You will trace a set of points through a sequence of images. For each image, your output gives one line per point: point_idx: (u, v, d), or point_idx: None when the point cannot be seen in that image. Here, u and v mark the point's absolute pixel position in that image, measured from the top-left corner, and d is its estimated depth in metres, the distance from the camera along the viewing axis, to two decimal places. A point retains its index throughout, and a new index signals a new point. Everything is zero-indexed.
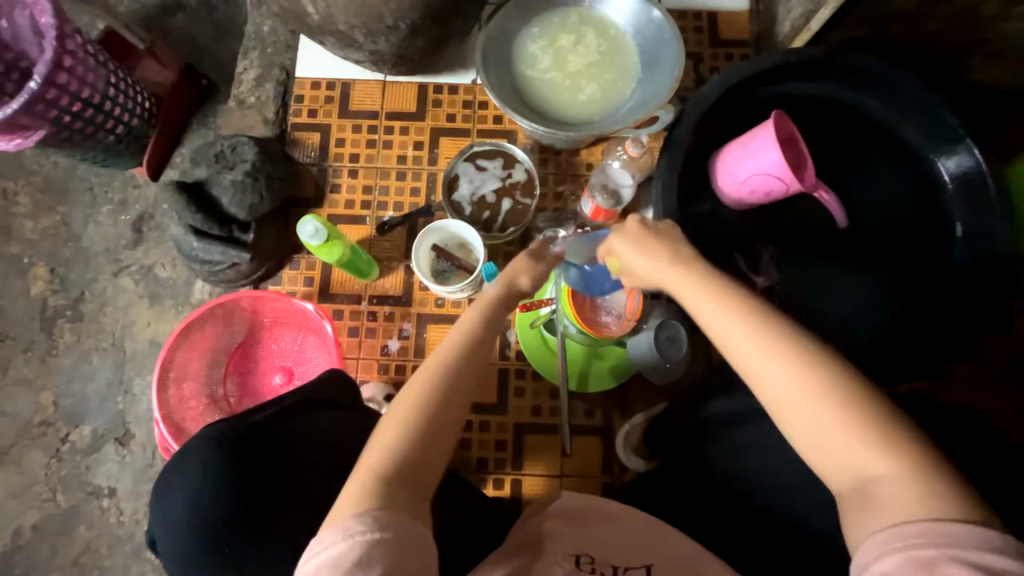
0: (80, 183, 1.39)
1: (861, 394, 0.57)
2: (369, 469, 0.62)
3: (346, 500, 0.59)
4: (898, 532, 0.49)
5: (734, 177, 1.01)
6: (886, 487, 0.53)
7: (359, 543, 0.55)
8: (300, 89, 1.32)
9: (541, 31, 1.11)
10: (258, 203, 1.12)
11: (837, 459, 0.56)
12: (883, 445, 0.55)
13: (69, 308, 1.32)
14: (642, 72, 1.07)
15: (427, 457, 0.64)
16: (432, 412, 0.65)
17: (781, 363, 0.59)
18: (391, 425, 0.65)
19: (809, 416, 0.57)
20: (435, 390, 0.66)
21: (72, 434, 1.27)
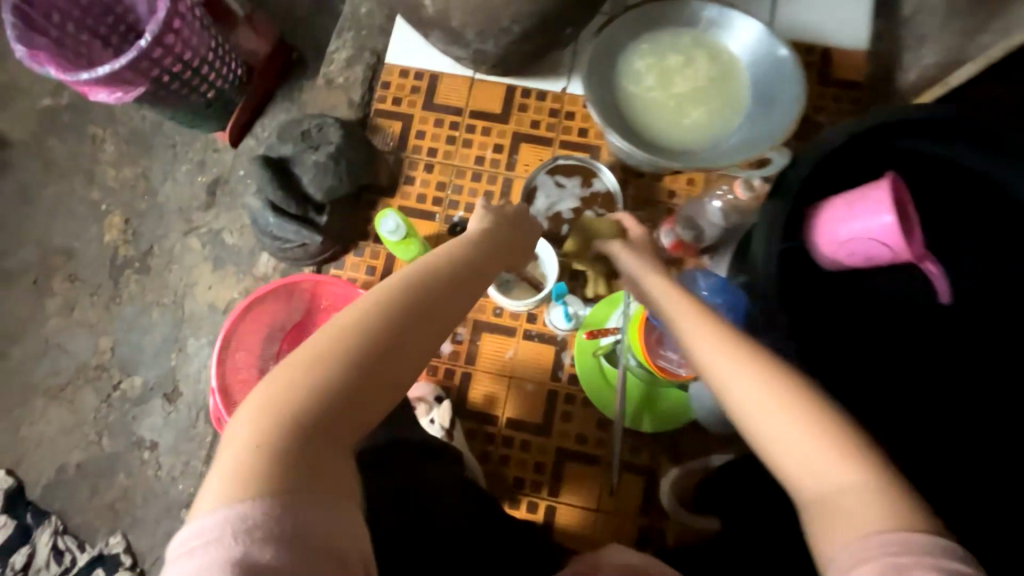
0: (164, 139, 1.41)
1: (807, 387, 0.58)
2: (258, 426, 0.53)
3: (233, 464, 0.50)
4: (868, 543, 0.48)
5: (833, 236, 0.92)
6: (850, 496, 0.52)
7: (241, 514, 0.46)
8: (388, 75, 1.31)
9: (651, 47, 1.06)
10: (336, 186, 1.12)
11: (798, 462, 0.55)
12: (845, 451, 0.54)
13: (137, 260, 1.35)
14: (753, 106, 1.00)
15: (351, 405, 0.56)
16: (353, 356, 0.57)
17: (745, 363, 0.60)
18: (294, 372, 0.55)
19: (782, 424, 0.56)
20: (364, 332, 0.58)
21: (124, 382, 1.30)
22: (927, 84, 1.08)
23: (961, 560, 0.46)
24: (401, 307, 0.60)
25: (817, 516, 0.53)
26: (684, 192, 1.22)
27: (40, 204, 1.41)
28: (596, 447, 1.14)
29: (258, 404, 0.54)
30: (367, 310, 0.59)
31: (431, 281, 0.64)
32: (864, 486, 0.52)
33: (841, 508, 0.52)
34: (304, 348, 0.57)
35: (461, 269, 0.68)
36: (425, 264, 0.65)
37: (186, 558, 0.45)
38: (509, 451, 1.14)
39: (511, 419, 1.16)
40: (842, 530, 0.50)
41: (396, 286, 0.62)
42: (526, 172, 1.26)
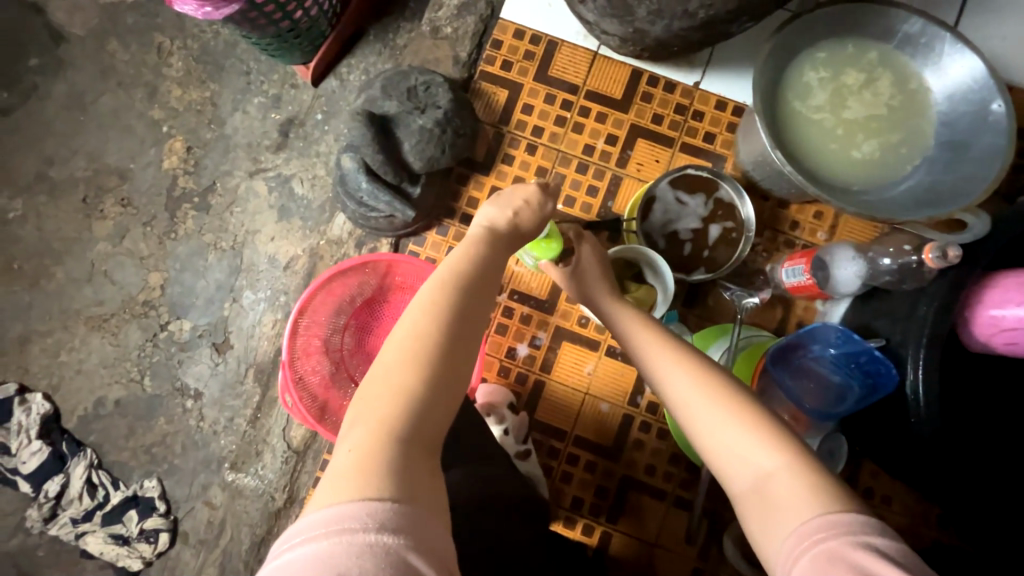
0: (237, 64, 1.27)
1: (723, 379, 0.62)
2: (367, 420, 0.53)
3: (342, 480, 0.48)
4: (802, 531, 0.49)
5: (996, 322, 0.80)
6: (781, 484, 0.53)
7: (358, 541, 0.42)
8: (501, 34, 1.15)
9: (828, 58, 0.91)
10: (437, 157, 0.99)
11: (735, 464, 0.56)
12: (777, 444, 0.55)
13: (197, 195, 1.25)
14: (938, 149, 0.87)
15: (428, 414, 0.54)
16: (426, 360, 0.56)
17: (680, 369, 0.64)
18: (377, 375, 0.56)
19: (711, 415, 0.59)
20: (428, 334, 0.57)
21: (172, 324, 1.22)
22: None
23: (888, 540, 0.46)
24: (456, 306, 0.60)
25: (754, 513, 0.53)
26: (809, 226, 1.09)
27: (96, 114, 1.28)
28: (665, 482, 1.07)
29: (358, 404, 0.55)
30: (427, 313, 0.59)
31: (473, 285, 0.63)
32: (799, 475, 0.53)
33: (773, 498, 0.52)
34: (383, 350, 0.58)
35: (493, 275, 0.67)
36: (468, 269, 0.64)
37: (304, 548, 0.43)
38: (572, 469, 1.08)
39: (579, 437, 1.09)
40: (777, 524, 0.51)
41: (454, 292, 0.61)
42: (638, 172, 1.13)
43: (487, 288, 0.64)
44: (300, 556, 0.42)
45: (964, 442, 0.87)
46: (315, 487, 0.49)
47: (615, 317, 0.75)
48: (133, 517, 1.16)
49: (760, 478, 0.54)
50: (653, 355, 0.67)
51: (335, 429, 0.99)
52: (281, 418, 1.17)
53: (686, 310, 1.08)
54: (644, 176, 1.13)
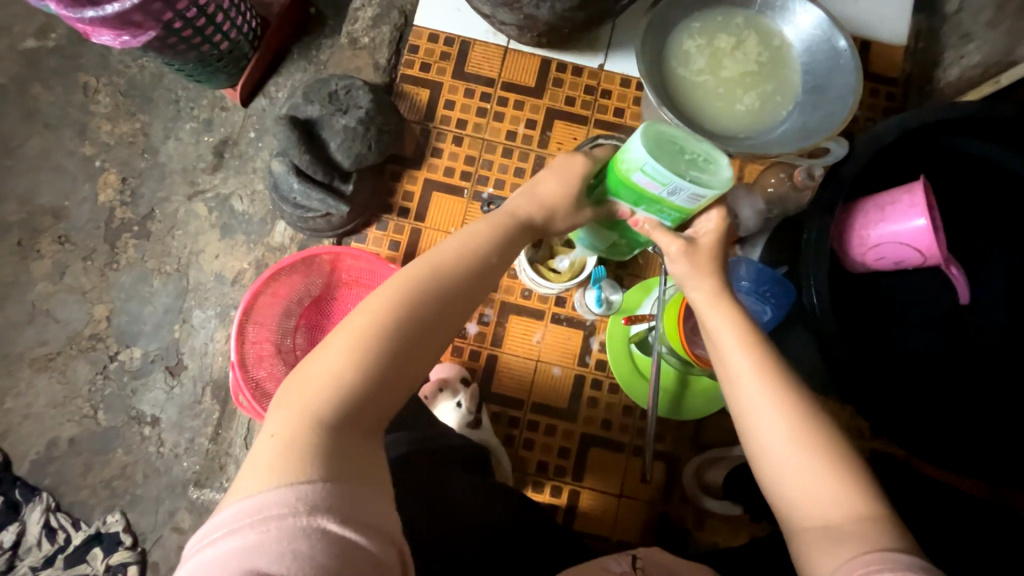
0: (165, 94, 1.31)
1: (818, 419, 0.61)
2: (288, 406, 0.55)
3: (268, 467, 0.49)
4: (859, 558, 0.50)
5: (863, 243, 0.92)
6: (851, 522, 0.55)
7: (274, 530, 0.44)
8: (416, 39, 1.23)
9: (702, 27, 1.02)
10: (365, 153, 1.05)
11: (800, 490, 0.58)
12: (847, 484, 0.57)
13: (136, 224, 1.26)
14: (805, 94, 0.98)
15: (374, 403, 0.58)
16: (371, 349, 0.58)
17: (761, 382, 0.63)
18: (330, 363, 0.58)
19: (788, 448, 0.60)
20: (384, 320, 0.60)
21: (121, 353, 1.22)
22: (979, 84, 1.05)
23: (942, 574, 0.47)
24: (427, 298, 0.63)
25: (806, 538, 0.56)
26: None
27: (24, 157, 1.29)
28: (623, 433, 1.13)
29: (290, 387, 0.57)
30: (388, 306, 0.61)
31: (435, 290, 0.64)
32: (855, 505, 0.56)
33: (838, 530, 0.54)
34: (343, 327, 0.60)
35: (475, 273, 0.68)
36: (454, 256, 0.68)
37: (228, 540, 0.44)
38: (533, 435, 1.13)
39: (537, 403, 1.13)
40: (840, 547, 0.53)
41: (420, 284, 0.64)
42: (559, 150, 1.22)
43: (484, 272, 0.69)
44: (220, 551, 0.44)
45: (864, 351, 0.96)
46: (236, 479, 0.50)
47: (709, 316, 0.70)
48: (98, 555, 1.13)
49: (828, 509, 0.56)
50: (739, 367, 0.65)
51: None
52: (242, 427, 1.15)
53: (619, 271, 1.16)
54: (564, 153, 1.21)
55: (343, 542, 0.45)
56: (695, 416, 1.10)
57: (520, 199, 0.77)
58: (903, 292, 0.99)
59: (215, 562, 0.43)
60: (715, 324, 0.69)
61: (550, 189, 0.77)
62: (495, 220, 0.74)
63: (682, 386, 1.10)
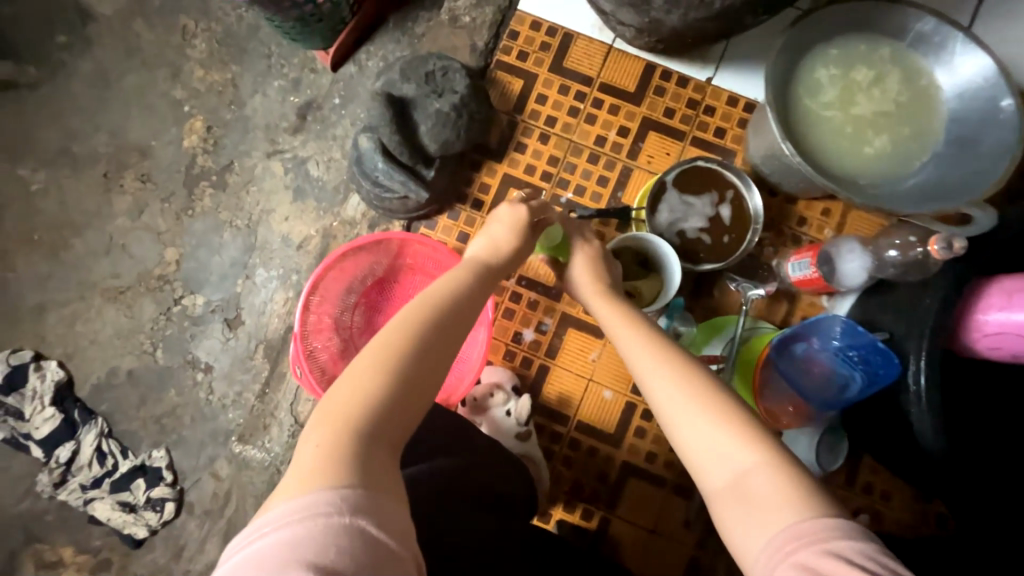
0: (259, 48, 1.30)
1: (699, 377, 0.61)
2: (327, 421, 0.54)
3: (319, 468, 0.49)
4: (776, 531, 0.48)
5: (979, 328, 0.81)
6: (759, 480, 0.53)
7: (322, 527, 0.45)
8: (518, 25, 1.18)
9: (840, 55, 0.92)
10: (452, 141, 1.02)
11: (713, 463, 0.56)
12: (750, 438, 0.55)
13: (215, 174, 1.28)
14: (947, 147, 0.88)
15: (397, 415, 0.57)
16: (388, 374, 0.58)
17: (653, 358, 0.65)
18: (342, 391, 0.57)
19: (685, 413, 0.59)
20: (390, 349, 0.60)
21: (185, 298, 1.25)
22: None
23: (844, 538, 0.46)
24: (428, 325, 0.63)
25: (732, 512, 0.53)
26: (816, 223, 1.10)
27: (120, 91, 1.32)
28: (665, 470, 1.08)
29: (324, 404, 0.57)
30: (388, 334, 0.62)
31: (441, 321, 0.64)
32: (772, 471, 0.53)
33: (749, 491, 0.52)
34: (347, 372, 0.59)
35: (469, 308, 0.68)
36: (442, 292, 0.68)
37: (276, 535, 0.45)
38: (574, 454, 1.09)
39: (582, 423, 1.10)
40: (755, 514, 0.51)
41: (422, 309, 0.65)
42: (649, 164, 1.15)
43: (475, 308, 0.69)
44: (268, 544, 0.44)
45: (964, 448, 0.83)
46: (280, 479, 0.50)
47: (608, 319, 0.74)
48: (140, 485, 1.19)
49: (736, 473, 0.54)
50: (634, 351, 0.67)
51: None
52: (290, 392, 1.18)
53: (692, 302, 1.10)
54: (654, 168, 1.14)
55: (378, 542, 0.45)
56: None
57: (478, 245, 0.77)
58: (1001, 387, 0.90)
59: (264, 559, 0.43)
60: (615, 326, 0.72)
61: (505, 237, 0.78)
62: (473, 263, 0.75)
63: None
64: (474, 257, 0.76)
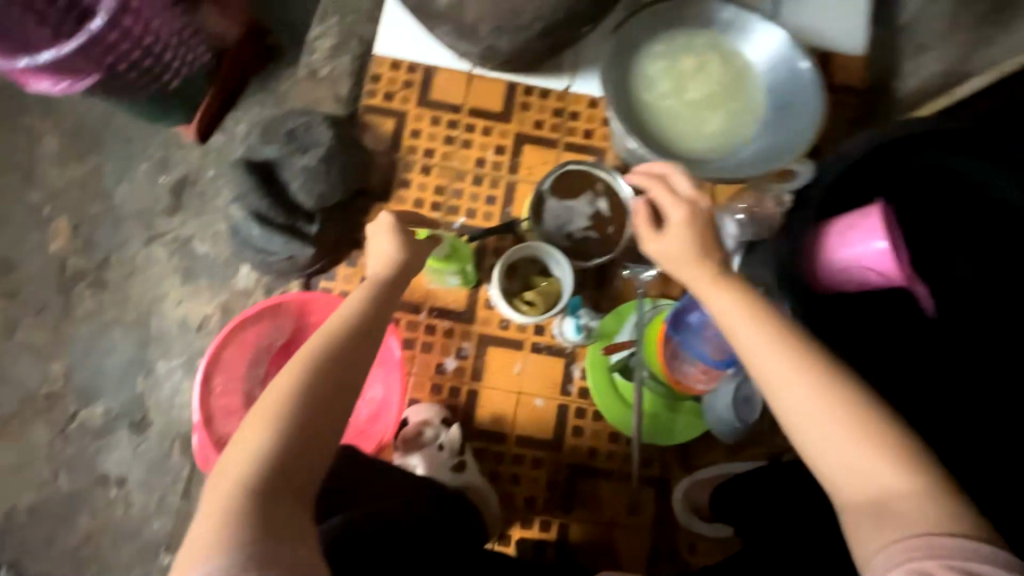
0: (117, 135, 1.25)
1: (860, 390, 0.56)
2: (228, 478, 0.54)
3: (216, 531, 0.51)
4: (896, 549, 0.49)
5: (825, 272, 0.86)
6: (905, 500, 0.51)
7: None
8: (378, 67, 1.20)
9: (665, 49, 1.01)
10: (327, 193, 1.03)
11: (852, 477, 0.54)
12: (905, 462, 0.53)
13: (92, 273, 1.20)
14: (772, 114, 0.98)
15: (304, 453, 0.57)
16: (280, 430, 0.56)
17: (785, 362, 0.58)
18: (232, 457, 0.56)
19: (821, 427, 0.56)
20: (292, 390, 0.58)
21: (82, 411, 1.15)
22: (933, 98, 1.06)
23: (994, 569, 0.46)
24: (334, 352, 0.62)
25: (853, 520, 0.53)
26: None
27: None
28: (609, 461, 1.11)
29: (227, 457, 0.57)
30: (281, 388, 0.59)
31: (349, 346, 0.63)
32: (921, 496, 0.51)
33: (893, 509, 0.51)
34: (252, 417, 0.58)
35: (378, 326, 0.67)
36: (350, 312, 0.66)
37: None
38: (519, 469, 1.10)
39: (521, 436, 1.11)
40: (883, 531, 0.51)
41: (314, 354, 0.61)
42: (530, 175, 1.20)
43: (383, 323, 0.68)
44: None
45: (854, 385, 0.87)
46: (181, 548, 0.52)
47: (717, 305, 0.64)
48: None
49: (865, 487, 0.53)
50: (772, 366, 0.59)
51: None
52: None
53: (596, 295, 1.15)
54: (536, 178, 1.20)
55: None
56: (681, 439, 1.10)
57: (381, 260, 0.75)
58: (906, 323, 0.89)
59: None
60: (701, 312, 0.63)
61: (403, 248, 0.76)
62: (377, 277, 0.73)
63: (667, 410, 1.10)
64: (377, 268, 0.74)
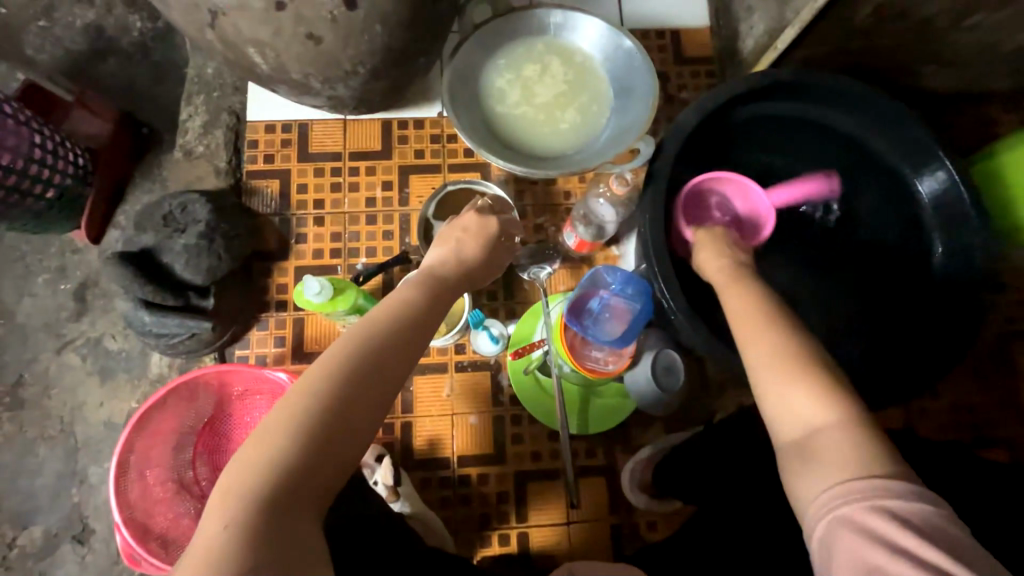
0: (10, 253, 1.25)
1: (802, 349, 0.63)
2: (249, 481, 0.55)
3: (212, 542, 0.51)
4: (826, 493, 0.54)
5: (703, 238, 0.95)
6: (830, 438, 0.57)
7: None
8: (253, 134, 1.23)
9: (508, 62, 1.06)
10: (215, 265, 1.04)
11: (794, 426, 0.60)
12: (830, 405, 0.59)
13: (7, 395, 1.19)
14: (617, 100, 1.04)
15: (327, 461, 0.58)
16: (283, 459, 0.56)
17: (763, 326, 0.67)
18: (254, 456, 0.56)
19: (775, 382, 0.62)
20: (326, 391, 0.59)
21: (20, 537, 1.13)
22: (768, 51, 1.13)
23: (905, 502, 0.51)
24: (366, 353, 0.63)
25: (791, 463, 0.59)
26: (578, 191, 1.23)
27: None
28: (553, 460, 1.12)
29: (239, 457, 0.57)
30: (306, 401, 0.59)
31: (382, 346, 0.64)
32: (847, 435, 0.57)
33: (819, 453, 0.57)
34: (281, 410, 0.59)
35: (411, 328, 0.68)
36: (384, 313, 0.68)
37: None
38: (468, 489, 1.11)
39: (463, 456, 1.12)
40: (817, 472, 0.56)
41: (323, 378, 0.60)
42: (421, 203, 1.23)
43: (422, 325, 0.69)
44: None
45: None
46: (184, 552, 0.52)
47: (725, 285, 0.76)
48: None
49: (799, 432, 0.60)
50: (748, 325, 0.68)
51: None
52: None
53: (508, 301, 1.18)
54: None
55: None
56: (613, 422, 1.12)
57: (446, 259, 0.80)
58: (784, 252, 1.01)
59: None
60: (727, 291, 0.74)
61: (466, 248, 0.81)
62: (426, 277, 0.76)
63: (592, 397, 1.12)
64: (438, 269, 0.78)
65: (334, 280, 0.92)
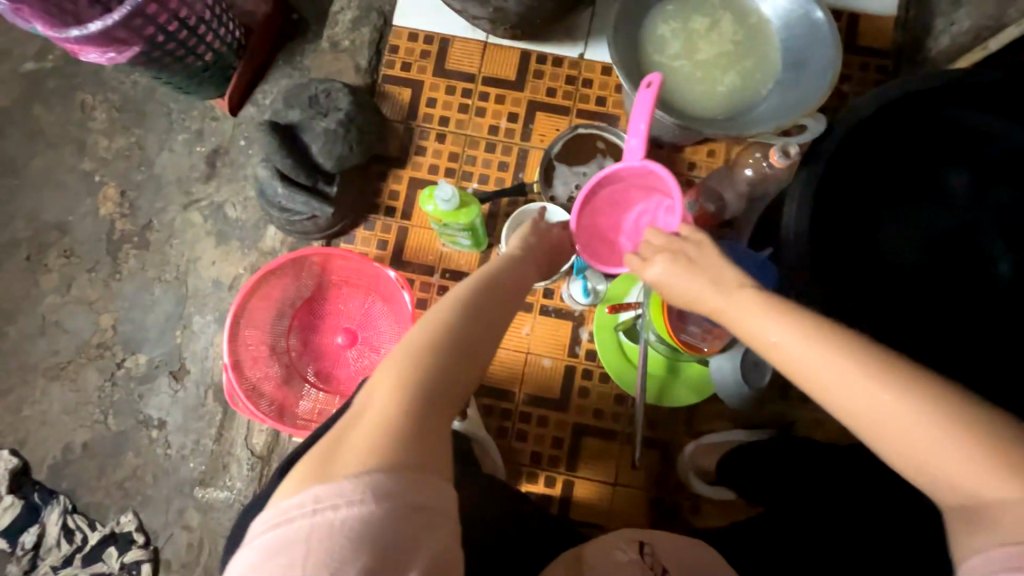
0: (158, 108, 1.35)
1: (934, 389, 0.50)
2: (380, 402, 0.54)
3: (352, 452, 0.50)
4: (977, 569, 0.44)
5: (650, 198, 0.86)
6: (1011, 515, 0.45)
7: (361, 504, 0.45)
8: (396, 39, 1.24)
9: (676, 10, 1.01)
10: (346, 155, 1.09)
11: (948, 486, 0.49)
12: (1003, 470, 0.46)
13: (136, 235, 1.30)
14: (786, 72, 0.97)
15: (448, 390, 0.58)
16: (419, 362, 0.58)
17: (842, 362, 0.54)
18: (380, 385, 0.57)
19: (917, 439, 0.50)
20: (443, 328, 0.61)
21: (127, 360, 1.26)
22: (967, 51, 1.00)
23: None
24: (479, 302, 0.66)
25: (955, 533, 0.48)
26: (704, 164, 1.18)
27: (29, 176, 1.34)
28: (614, 422, 1.13)
29: (374, 382, 0.57)
30: (426, 336, 0.60)
31: (491, 299, 0.68)
32: None
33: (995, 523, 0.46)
34: (405, 343, 0.60)
35: (513, 289, 0.72)
36: (489, 271, 0.72)
37: (314, 517, 0.45)
38: (526, 426, 1.14)
39: (527, 395, 1.14)
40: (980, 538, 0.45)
41: (456, 305, 0.64)
42: (542, 142, 1.22)
43: (518, 290, 0.72)
44: (297, 527, 0.45)
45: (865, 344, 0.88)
46: (310, 466, 0.50)
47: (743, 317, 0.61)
48: (113, 553, 1.18)
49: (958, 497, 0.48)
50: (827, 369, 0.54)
51: (296, 424, 1.06)
52: (243, 428, 1.19)
53: None
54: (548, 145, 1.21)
55: (415, 522, 0.46)
56: (685, 401, 1.11)
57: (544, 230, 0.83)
58: None
59: (281, 548, 0.44)
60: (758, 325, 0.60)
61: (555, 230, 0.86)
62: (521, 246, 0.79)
63: (672, 371, 1.11)
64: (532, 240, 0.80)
65: (461, 193, 0.96)
